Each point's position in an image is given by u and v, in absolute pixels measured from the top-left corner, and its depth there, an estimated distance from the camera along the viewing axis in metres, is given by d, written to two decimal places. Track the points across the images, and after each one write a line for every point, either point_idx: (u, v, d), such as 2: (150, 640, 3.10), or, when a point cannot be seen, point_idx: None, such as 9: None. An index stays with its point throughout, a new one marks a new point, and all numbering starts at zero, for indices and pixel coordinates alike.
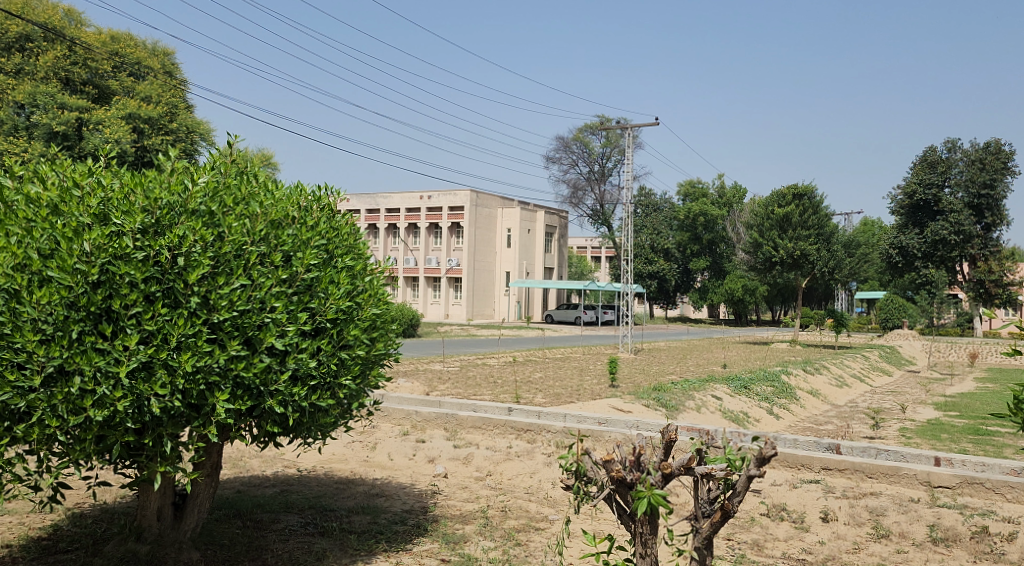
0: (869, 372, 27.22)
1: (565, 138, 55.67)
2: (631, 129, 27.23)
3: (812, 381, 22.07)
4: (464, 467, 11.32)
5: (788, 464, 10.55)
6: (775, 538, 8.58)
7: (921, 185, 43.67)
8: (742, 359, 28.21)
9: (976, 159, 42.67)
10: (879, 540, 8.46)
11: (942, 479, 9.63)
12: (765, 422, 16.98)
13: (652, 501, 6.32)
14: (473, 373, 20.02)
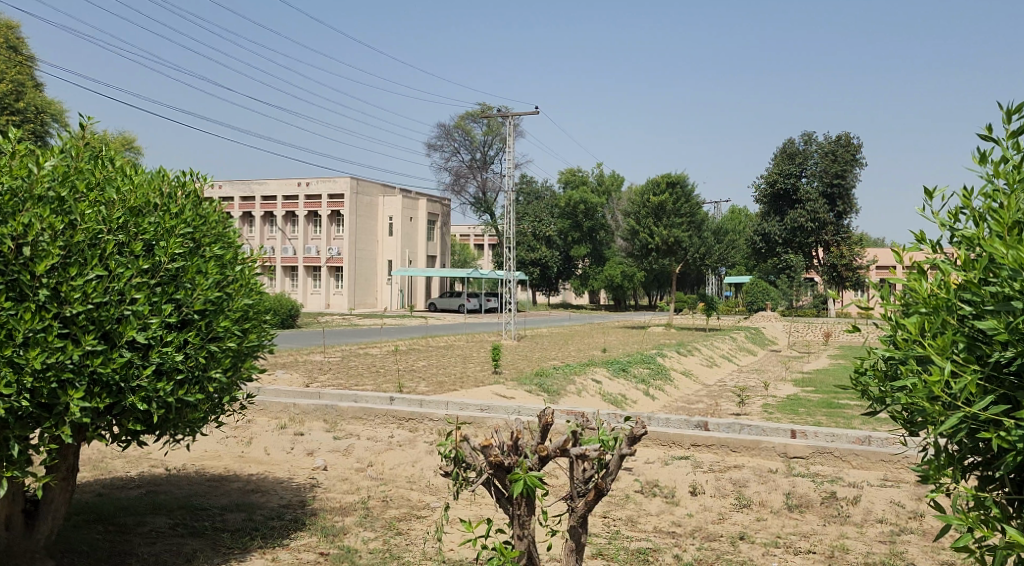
0: (737, 352, 28.47)
1: (445, 125, 55.49)
2: (511, 117, 27.35)
3: (685, 362, 22.93)
4: (345, 459, 11.21)
5: (660, 442, 10.93)
6: (647, 513, 8.88)
7: (781, 176, 45.78)
8: (621, 342, 28.98)
9: (829, 151, 45.46)
10: (741, 510, 8.90)
11: (796, 450, 10.21)
12: (642, 403, 17.52)
13: (528, 483, 6.44)
14: (355, 363, 19.81)
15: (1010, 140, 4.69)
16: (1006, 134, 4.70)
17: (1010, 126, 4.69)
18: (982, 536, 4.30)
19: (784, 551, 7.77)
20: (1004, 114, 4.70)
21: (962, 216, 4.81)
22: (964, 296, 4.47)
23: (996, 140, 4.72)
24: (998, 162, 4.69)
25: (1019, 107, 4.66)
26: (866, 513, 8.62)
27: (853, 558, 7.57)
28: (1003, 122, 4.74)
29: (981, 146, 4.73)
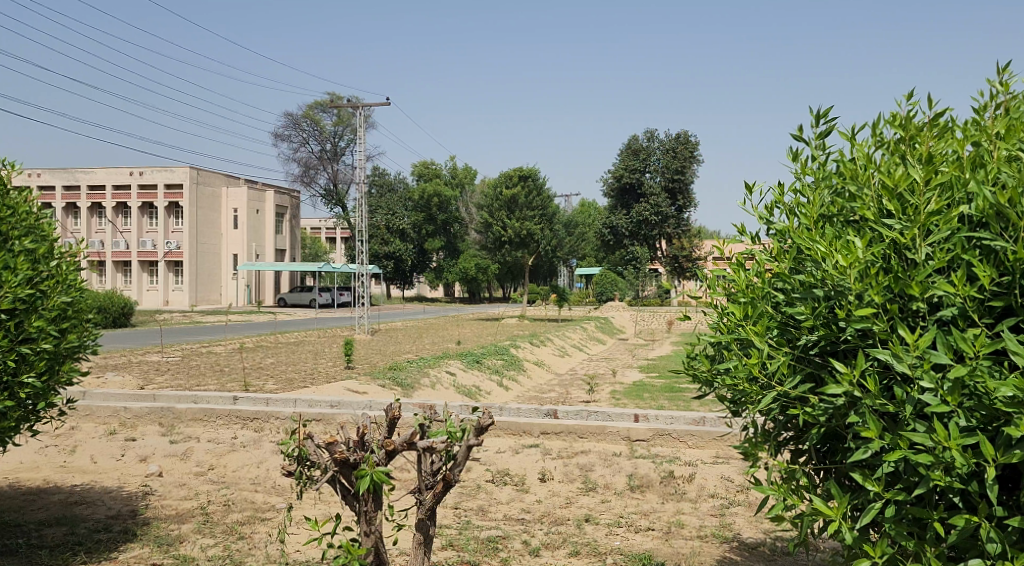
0: (587, 341, 29.16)
1: (293, 115, 53.93)
2: (362, 107, 26.82)
3: (537, 352, 23.25)
4: (183, 463, 10.66)
5: (510, 431, 10.99)
6: (497, 502, 8.88)
7: (627, 171, 47.19)
8: (475, 334, 29.06)
9: (670, 148, 47.28)
10: (587, 493, 9.06)
11: (638, 433, 10.53)
12: (496, 394, 17.60)
13: (374, 478, 6.25)
14: (195, 363, 18.93)
15: (818, 141, 4.96)
16: (814, 135, 4.98)
17: (818, 129, 4.97)
18: (794, 505, 4.57)
19: (626, 530, 7.97)
20: (813, 118, 4.99)
21: (776, 210, 5.04)
22: (777, 285, 4.73)
23: (806, 141, 5.00)
24: (807, 160, 4.95)
25: (824, 112, 4.95)
26: (700, 489, 8.98)
27: (689, 532, 7.86)
28: (812, 124, 5.02)
29: (793, 147, 5.00)
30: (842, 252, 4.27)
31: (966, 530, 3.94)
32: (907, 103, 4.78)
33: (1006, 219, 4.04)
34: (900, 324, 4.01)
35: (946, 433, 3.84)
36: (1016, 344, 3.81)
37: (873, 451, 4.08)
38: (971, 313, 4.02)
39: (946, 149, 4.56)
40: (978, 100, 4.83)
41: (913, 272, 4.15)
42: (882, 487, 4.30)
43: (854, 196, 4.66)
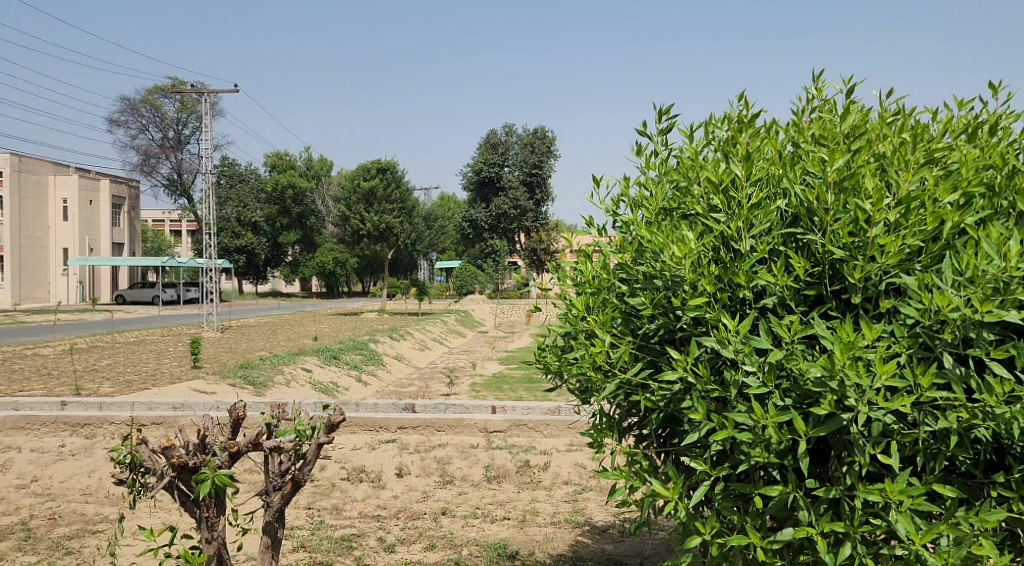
0: (447, 335, 28.98)
1: (131, 100, 51.04)
2: (207, 94, 25.59)
3: (397, 347, 22.87)
4: (3, 476, 9.74)
5: (366, 427, 10.66)
6: (352, 499, 8.54)
7: (486, 164, 47.25)
8: (332, 330, 28.34)
9: (527, 143, 47.71)
10: (445, 486, 8.87)
11: (495, 425, 10.45)
12: (354, 390, 17.14)
13: (216, 482, 5.83)
14: (21, 366, 17.49)
15: (660, 137, 4.89)
16: (657, 132, 4.89)
17: (660, 125, 4.87)
18: (634, 486, 4.54)
19: (482, 520, 7.83)
20: (655, 113, 4.86)
21: (622, 202, 4.97)
22: (620, 274, 4.70)
23: (649, 136, 4.90)
24: (650, 154, 4.90)
25: (666, 108, 4.84)
26: (555, 476, 8.98)
27: (543, 519, 7.81)
28: (656, 119, 4.93)
29: (637, 143, 4.90)
30: (675, 244, 4.31)
31: (782, 500, 4.01)
32: (737, 103, 4.70)
33: (816, 215, 4.21)
34: (722, 311, 4.07)
35: (763, 411, 3.92)
36: (823, 329, 3.86)
37: (703, 432, 4.13)
38: (788, 301, 4.18)
39: (766, 148, 4.65)
40: (798, 102, 4.90)
41: (738, 262, 4.25)
42: (713, 464, 4.33)
43: (691, 192, 4.65)
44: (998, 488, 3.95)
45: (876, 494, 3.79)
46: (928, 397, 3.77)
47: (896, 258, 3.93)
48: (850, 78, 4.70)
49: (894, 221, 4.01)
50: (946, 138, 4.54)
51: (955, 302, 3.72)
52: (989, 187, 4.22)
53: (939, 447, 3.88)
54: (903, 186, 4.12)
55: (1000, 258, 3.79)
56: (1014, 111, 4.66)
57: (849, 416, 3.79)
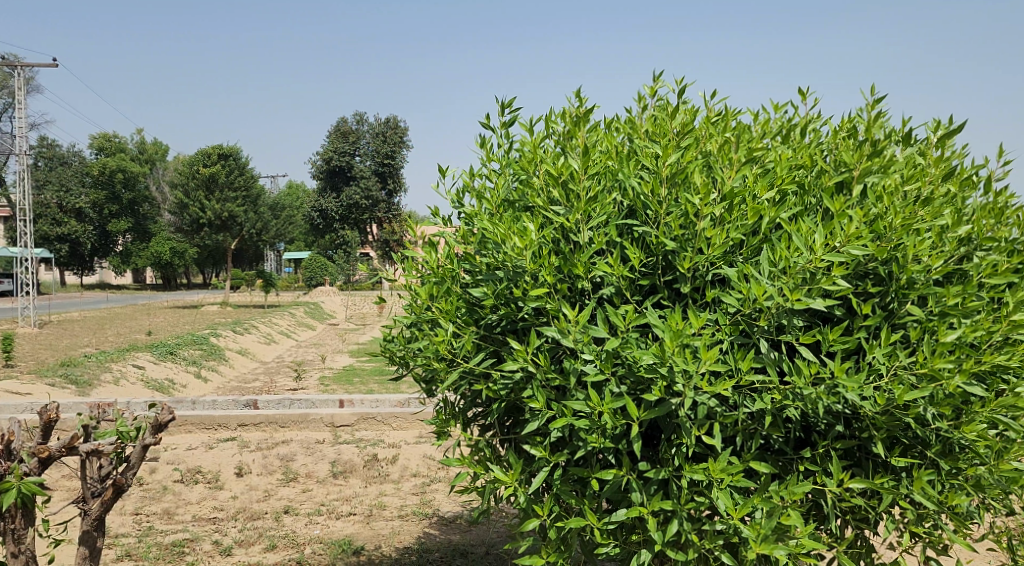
0: (295, 327, 28.15)
1: None
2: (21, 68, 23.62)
3: (241, 341, 21.99)
4: None
5: (204, 426, 10.11)
6: (186, 502, 8.08)
7: (336, 153, 46.04)
8: (170, 324, 26.94)
9: (379, 132, 46.98)
10: (287, 484, 8.54)
11: (342, 419, 10.16)
12: (192, 387, 16.32)
13: (23, 492, 5.15)
14: None
15: (502, 129, 4.78)
16: (501, 124, 4.77)
17: (503, 118, 4.76)
18: (476, 475, 4.45)
19: (326, 517, 7.59)
20: (498, 106, 4.74)
21: (466, 193, 4.85)
22: (464, 265, 4.60)
23: (493, 128, 4.78)
24: (495, 146, 4.79)
25: (509, 101, 4.72)
26: (403, 469, 8.83)
27: (390, 512, 7.66)
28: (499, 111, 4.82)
29: (479, 135, 4.77)
30: (518, 235, 4.25)
31: (616, 482, 4.03)
32: (575, 99, 4.66)
33: (651, 208, 4.28)
34: (562, 301, 4.05)
35: (599, 398, 3.94)
36: (655, 317, 3.92)
37: (543, 420, 4.09)
38: (624, 292, 4.20)
39: (601, 143, 4.68)
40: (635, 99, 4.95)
41: (578, 254, 4.25)
42: (551, 451, 4.31)
43: (533, 184, 4.59)
44: (805, 463, 4.14)
45: (700, 473, 3.88)
46: (747, 380, 3.90)
47: (721, 250, 4.05)
48: (681, 78, 4.78)
49: (718, 215, 4.13)
50: (764, 139, 4.71)
51: (770, 291, 3.88)
52: (800, 185, 4.42)
53: (756, 427, 4.03)
54: (727, 182, 4.24)
55: (807, 249, 3.99)
56: (822, 116, 4.90)
57: (678, 401, 3.87)
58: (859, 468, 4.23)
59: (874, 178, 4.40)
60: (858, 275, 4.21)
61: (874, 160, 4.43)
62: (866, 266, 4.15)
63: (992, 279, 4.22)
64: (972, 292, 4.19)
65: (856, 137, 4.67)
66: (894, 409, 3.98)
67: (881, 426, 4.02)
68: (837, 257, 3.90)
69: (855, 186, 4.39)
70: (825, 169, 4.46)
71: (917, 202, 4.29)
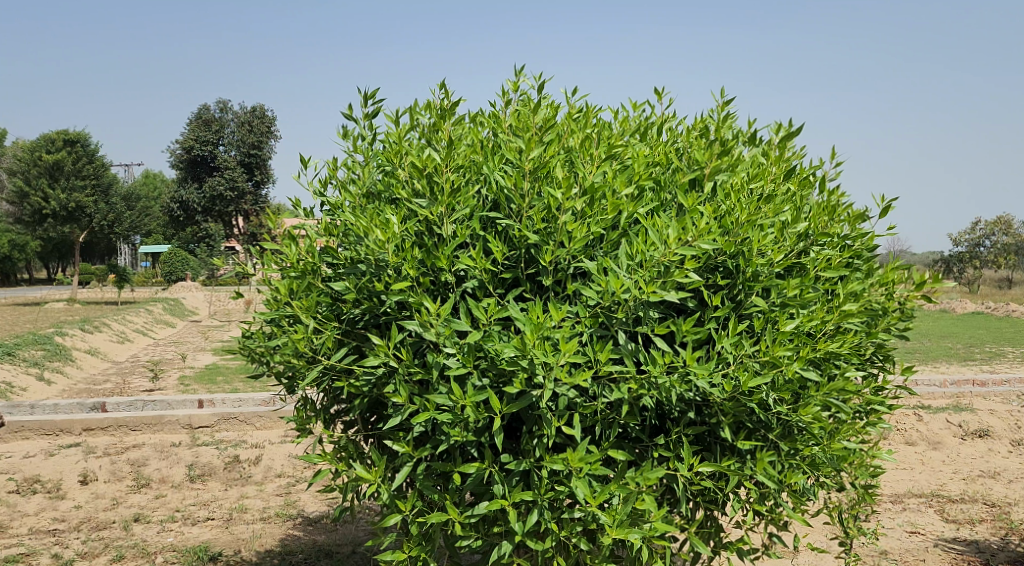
0: (152, 325, 26.91)
1: None
2: None
3: (90, 340, 20.81)
4: None
5: (45, 432, 9.58)
6: (23, 515, 7.59)
7: (197, 142, 44.27)
8: (9, 322, 25.17)
9: (245, 121, 45.48)
10: (139, 490, 8.16)
11: (201, 420, 9.81)
12: (34, 391, 15.32)
13: None
14: None
15: (366, 121, 4.72)
16: (364, 115, 4.71)
17: (366, 109, 4.70)
18: (337, 472, 4.38)
19: (181, 524, 7.31)
20: (361, 97, 4.68)
21: (330, 184, 4.75)
22: (326, 259, 4.52)
23: (356, 120, 4.71)
24: (358, 137, 4.72)
25: (373, 92, 4.67)
26: (267, 470, 8.60)
27: (251, 515, 7.45)
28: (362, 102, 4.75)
29: (342, 126, 4.69)
30: (379, 227, 4.22)
31: (478, 475, 4.07)
32: (439, 92, 4.65)
33: (514, 202, 4.32)
34: (424, 295, 4.04)
35: (461, 392, 3.96)
36: (516, 310, 3.96)
37: (406, 415, 4.08)
38: (487, 285, 4.23)
39: (465, 136, 4.69)
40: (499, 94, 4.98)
41: (440, 247, 4.25)
42: (414, 446, 4.30)
43: (397, 177, 4.55)
44: (659, 449, 4.31)
45: (559, 463, 3.96)
46: (605, 370, 4.02)
47: (582, 244, 4.14)
48: (543, 74, 4.86)
49: (579, 210, 4.23)
50: (623, 136, 4.85)
51: (626, 284, 4.01)
52: (656, 181, 4.57)
53: (614, 416, 4.15)
54: (588, 177, 4.34)
55: (661, 243, 4.13)
56: (677, 116, 5.09)
57: (538, 393, 3.93)
58: (708, 452, 4.44)
59: (723, 176, 4.61)
60: (708, 268, 4.40)
61: (722, 160, 4.64)
62: (715, 260, 4.35)
63: (826, 272, 4.52)
64: (809, 285, 4.46)
65: (707, 136, 4.89)
66: (740, 395, 4.20)
67: (727, 411, 4.24)
68: (689, 250, 4.06)
69: (706, 184, 4.59)
70: (679, 166, 4.64)
71: (761, 199, 4.53)
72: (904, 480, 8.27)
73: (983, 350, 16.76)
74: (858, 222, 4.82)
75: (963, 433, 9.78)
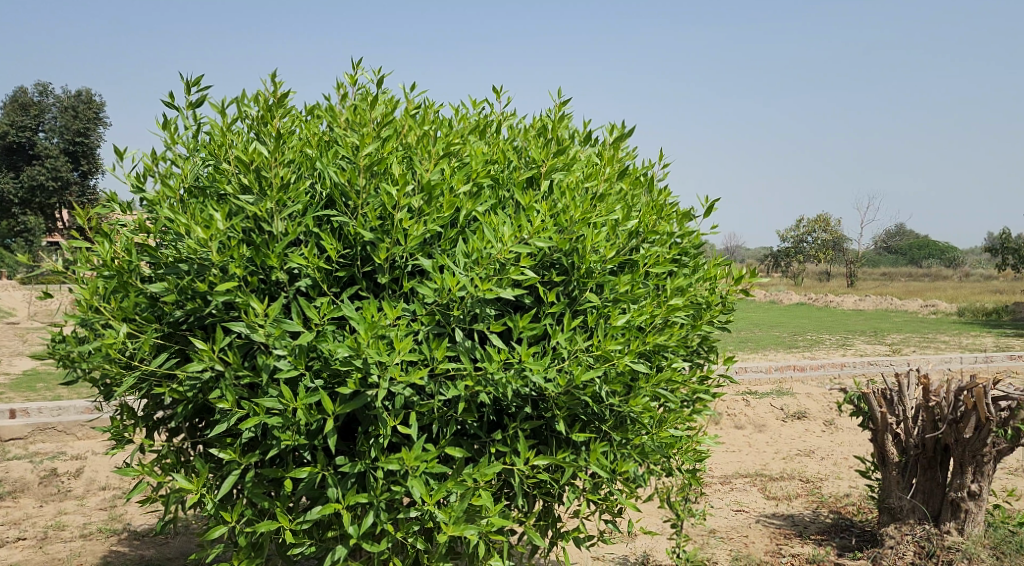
0: None
1: None
2: None
3: None
4: None
5: None
6: None
7: (13, 127, 41.39)
8: None
9: (68, 106, 42.70)
10: None
11: (13, 432, 9.13)
12: None
13: None
14: None
15: (189, 110, 4.51)
16: (187, 104, 4.51)
17: (190, 97, 4.49)
18: (158, 484, 4.17)
19: None
20: (184, 84, 4.48)
21: (149, 176, 4.52)
22: (145, 257, 4.30)
23: (177, 109, 4.50)
24: (180, 126, 4.51)
25: (196, 80, 4.47)
26: (89, 482, 8.09)
27: (70, 533, 6.99)
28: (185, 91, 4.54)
29: (162, 115, 4.47)
30: (202, 224, 4.04)
31: (310, 479, 3.98)
32: (269, 82, 4.51)
33: (349, 198, 4.24)
34: (251, 295, 3.90)
35: (293, 394, 3.85)
36: (350, 309, 3.89)
37: (232, 420, 3.93)
38: (319, 284, 4.13)
39: (297, 130, 4.57)
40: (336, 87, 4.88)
41: (270, 244, 4.11)
42: (243, 453, 4.17)
43: (224, 171, 4.38)
44: (496, 444, 4.36)
45: (395, 463, 3.93)
46: (442, 368, 4.01)
47: (417, 241, 4.10)
48: (380, 68, 4.79)
49: (416, 207, 4.19)
50: (461, 133, 4.86)
51: (462, 282, 4.02)
52: (494, 179, 4.60)
53: (451, 414, 4.16)
54: (425, 174, 4.31)
55: (497, 241, 4.16)
56: (515, 114, 5.16)
57: (373, 393, 3.88)
58: (544, 446, 4.53)
59: (559, 175, 4.71)
60: (544, 265, 4.48)
61: (558, 158, 4.74)
62: (551, 256, 4.43)
63: (655, 268, 4.70)
64: (639, 280, 4.63)
65: (544, 135, 4.98)
66: (574, 389, 4.30)
67: (562, 405, 4.34)
68: (524, 248, 4.10)
69: (543, 182, 4.67)
70: (516, 165, 4.70)
71: (594, 198, 4.64)
72: (731, 461, 8.75)
73: (806, 338, 17.95)
74: (685, 220, 5.05)
75: (784, 416, 10.43)
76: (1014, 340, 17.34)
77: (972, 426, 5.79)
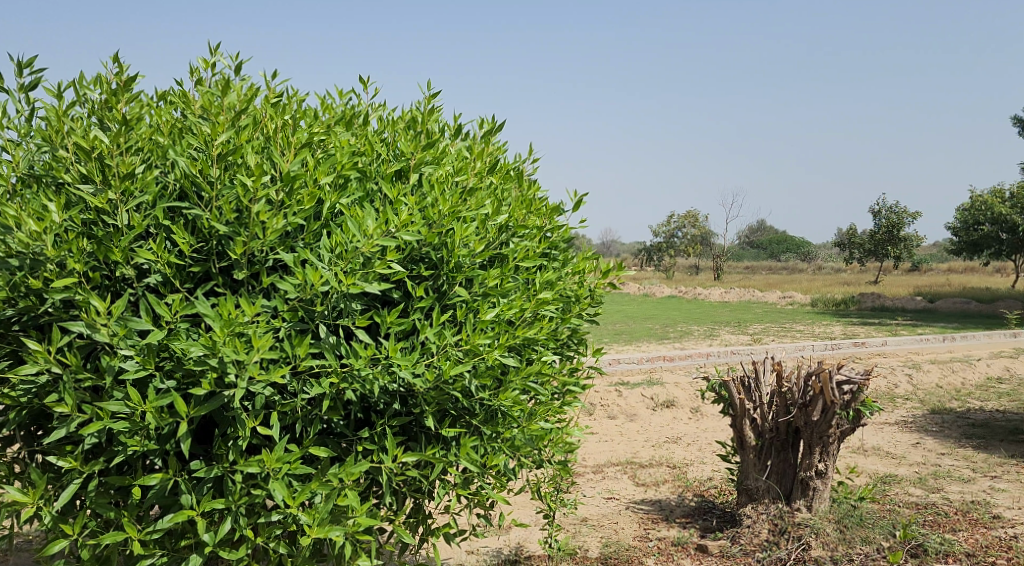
0: None
1: None
2: None
3: None
4: None
5: None
6: None
7: None
8: None
9: None
10: None
11: None
12: None
13: None
14: None
15: (22, 93, 4.20)
16: (19, 87, 4.20)
17: (22, 80, 4.19)
18: None
19: None
20: (15, 66, 4.17)
21: None
22: None
23: (8, 91, 4.19)
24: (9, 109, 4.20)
25: (29, 61, 4.18)
26: None
27: None
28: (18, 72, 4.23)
29: None
30: (35, 216, 3.78)
31: (162, 486, 3.79)
32: (112, 65, 4.25)
33: (201, 189, 4.04)
34: (92, 293, 3.67)
35: (141, 397, 3.65)
36: (205, 306, 3.70)
37: (72, 426, 3.70)
38: (170, 279, 3.93)
39: (143, 117, 4.33)
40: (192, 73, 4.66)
41: (114, 238, 3.88)
42: (86, 461, 3.93)
43: (61, 159, 4.10)
44: (363, 442, 4.26)
45: (255, 466, 3.78)
46: (304, 366, 3.88)
47: (277, 234, 3.94)
48: (239, 54, 4.61)
49: (275, 199, 4.03)
50: (326, 124, 4.72)
51: (325, 277, 3.90)
52: (361, 171, 4.48)
53: (314, 413, 4.05)
54: (284, 164, 4.15)
55: (362, 234, 4.04)
56: (382, 105, 5.07)
57: (229, 394, 3.72)
58: (413, 442, 4.48)
59: (428, 168, 4.64)
60: (413, 259, 4.42)
61: (428, 152, 4.67)
62: (419, 251, 4.36)
63: (525, 262, 4.70)
64: (508, 275, 4.61)
65: (412, 128, 4.91)
66: (443, 384, 4.25)
67: (430, 400, 4.29)
68: (390, 242, 4.00)
69: (411, 175, 4.59)
70: (383, 158, 4.60)
71: (463, 191, 4.60)
72: (604, 451, 8.92)
73: (675, 329, 18.55)
74: (555, 215, 5.08)
75: (653, 405, 10.74)
76: (860, 328, 18.50)
77: (819, 409, 6.08)
